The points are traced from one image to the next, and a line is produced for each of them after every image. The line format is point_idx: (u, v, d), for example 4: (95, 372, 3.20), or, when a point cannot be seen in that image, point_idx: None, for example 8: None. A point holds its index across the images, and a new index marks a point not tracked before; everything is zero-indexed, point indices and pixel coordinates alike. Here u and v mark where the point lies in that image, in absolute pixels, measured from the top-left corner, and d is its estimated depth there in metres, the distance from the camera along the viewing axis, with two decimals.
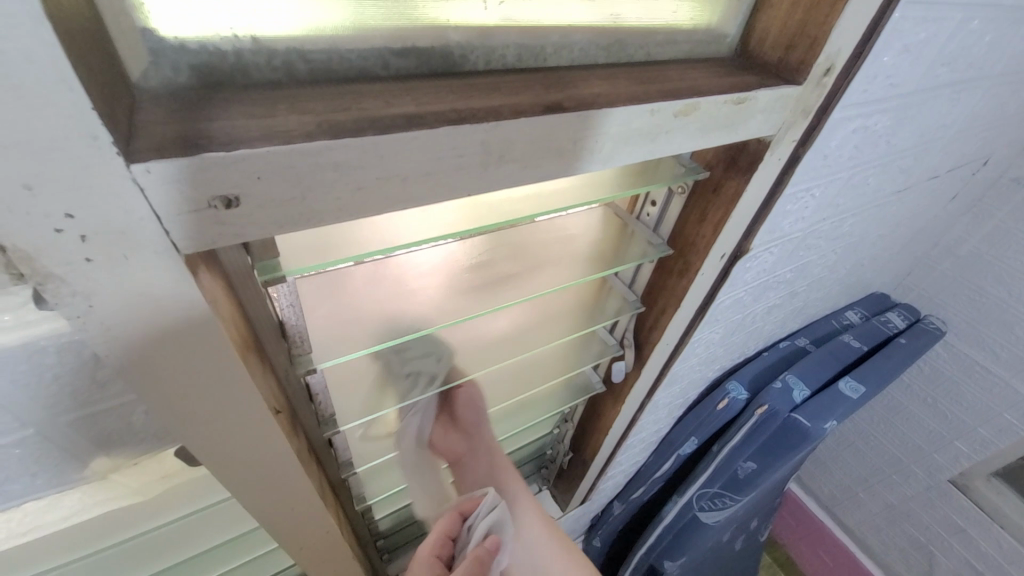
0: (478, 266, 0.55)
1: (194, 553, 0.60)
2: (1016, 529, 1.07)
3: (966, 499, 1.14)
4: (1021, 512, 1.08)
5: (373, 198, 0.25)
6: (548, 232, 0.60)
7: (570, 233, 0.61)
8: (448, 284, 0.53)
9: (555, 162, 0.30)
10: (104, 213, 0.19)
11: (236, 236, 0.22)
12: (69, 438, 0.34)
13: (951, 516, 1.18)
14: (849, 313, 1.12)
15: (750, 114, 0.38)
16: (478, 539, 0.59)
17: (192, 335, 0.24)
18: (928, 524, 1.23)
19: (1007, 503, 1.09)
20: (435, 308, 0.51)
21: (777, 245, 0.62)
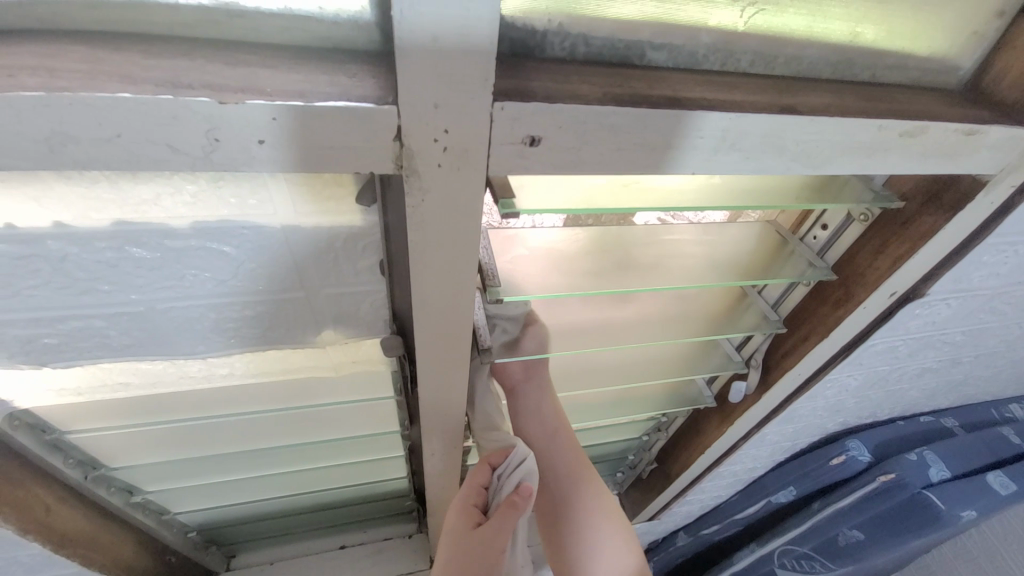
0: (619, 250, 0.57)
1: (336, 436, 0.72)
2: None
3: None
4: None
5: (625, 160, 0.30)
6: (695, 234, 0.60)
7: (721, 238, 0.60)
8: (588, 260, 0.56)
9: (774, 158, 0.33)
10: (465, 133, 0.26)
11: (525, 168, 0.29)
12: (319, 307, 0.45)
13: None
14: (1017, 406, 0.97)
15: (976, 147, 0.38)
16: (509, 490, 0.59)
17: (461, 239, 0.32)
18: None
19: None
20: (591, 277, 0.55)
21: (958, 298, 0.57)
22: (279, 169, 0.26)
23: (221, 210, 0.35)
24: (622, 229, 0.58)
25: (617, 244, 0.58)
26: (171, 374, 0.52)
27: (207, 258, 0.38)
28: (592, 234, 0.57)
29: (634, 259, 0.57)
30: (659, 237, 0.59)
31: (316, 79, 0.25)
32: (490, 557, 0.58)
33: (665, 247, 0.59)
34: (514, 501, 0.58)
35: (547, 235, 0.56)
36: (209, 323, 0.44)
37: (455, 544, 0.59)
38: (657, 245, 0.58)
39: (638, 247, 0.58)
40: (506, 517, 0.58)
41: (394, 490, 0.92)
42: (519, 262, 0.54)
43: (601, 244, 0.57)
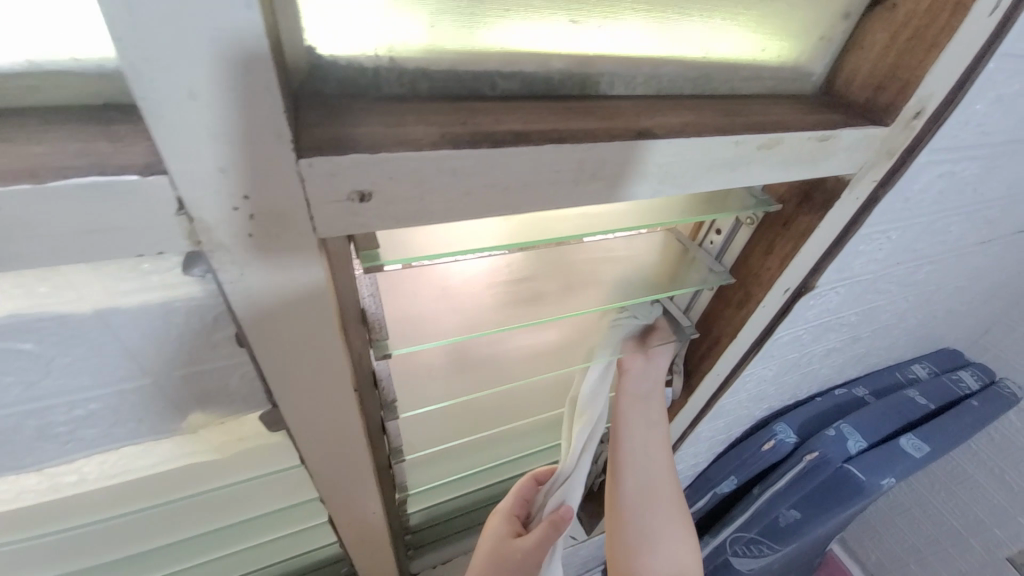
0: (524, 278, 0.55)
1: (247, 516, 0.64)
2: None
3: None
4: None
5: (479, 204, 0.27)
6: (600, 252, 0.59)
7: (626, 253, 0.60)
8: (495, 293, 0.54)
9: (641, 184, 0.32)
10: (272, 197, 0.22)
11: (362, 225, 0.25)
12: (177, 391, 0.39)
13: None
14: (915, 366, 1.06)
15: (832, 151, 0.39)
16: (551, 507, 0.59)
17: (307, 309, 0.28)
18: None
19: None
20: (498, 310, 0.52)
21: (846, 285, 0.60)
22: (26, 265, 0.20)
23: (6, 304, 0.29)
24: (534, 255, 0.57)
25: (529, 270, 0.56)
26: (3, 493, 0.42)
27: (3, 361, 0.31)
28: (509, 263, 0.56)
29: (542, 284, 0.55)
30: (569, 258, 0.58)
31: (61, 149, 0.20)
32: (519, 574, 0.57)
33: (573, 268, 0.58)
34: (551, 522, 0.57)
35: (471, 266, 0.54)
36: (32, 432, 0.36)
37: (491, 553, 0.60)
38: (567, 267, 0.57)
39: (549, 272, 0.56)
40: (540, 538, 0.57)
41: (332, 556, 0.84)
42: (434, 298, 0.51)
43: (514, 272, 0.55)
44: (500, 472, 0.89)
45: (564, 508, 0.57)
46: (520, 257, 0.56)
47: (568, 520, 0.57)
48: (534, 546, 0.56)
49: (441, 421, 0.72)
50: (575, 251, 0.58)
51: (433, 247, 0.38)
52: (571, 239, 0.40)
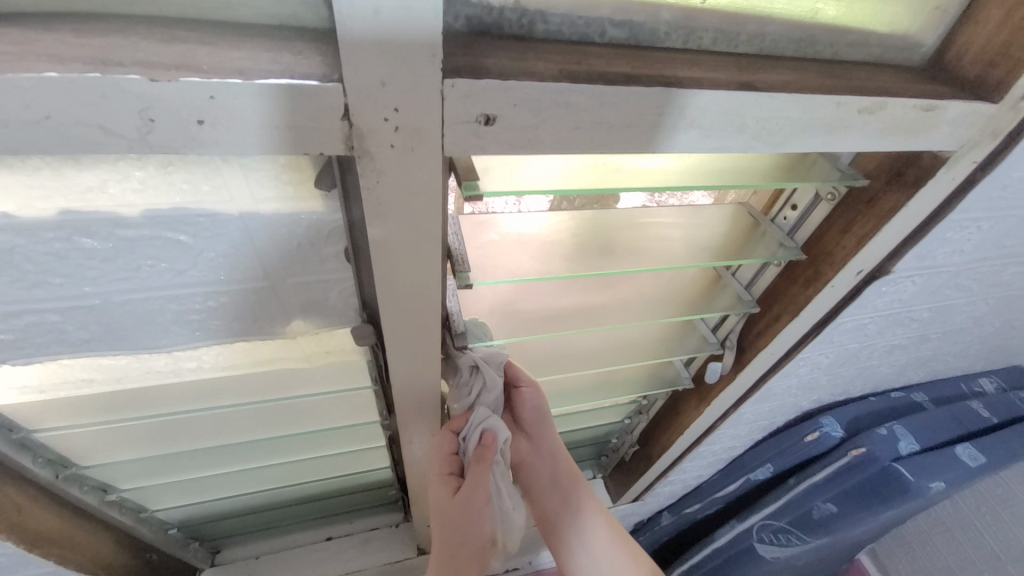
0: (593, 235, 0.57)
1: (315, 428, 0.71)
2: None
3: None
4: None
5: (584, 139, 0.30)
6: (669, 216, 0.60)
7: (695, 221, 0.60)
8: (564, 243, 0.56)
9: (735, 137, 0.33)
10: (417, 111, 0.25)
11: (482, 148, 0.28)
12: (286, 296, 0.44)
13: None
14: (984, 380, 1.01)
15: (934, 124, 0.38)
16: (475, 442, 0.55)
17: (420, 222, 0.32)
18: None
19: None
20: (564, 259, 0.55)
21: (922, 275, 0.58)
22: (222, 150, 0.25)
23: (175, 197, 0.34)
24: (605, 213, 0.59)
25: (598, 227, 0.58)
26: (137, 369, 0.50)
27: (163, 247, 0.37)
28: (581, 218, 0.58)
29: (610, 242, 0.57)
30: (640, 220, 0.59)
31: (258, 56, 0.24)
32: (471, 515, 0.55)
33: (642, 229, 0.59)
34: (485, 455, 0.54)
35: (532, 219, 0.56)
36: (171, 315, 0.43)
37: (444, 515, 0.56)
38: (637, 227, 0.59)
39: (620, 230, 0.58)
40: (477, 474, 0.54)
41: (378, 480, 0.92)
42: (502, 247, 0.54)
43: (584, 227, 0.58)
44: None
45: (489, 435, 0.54)
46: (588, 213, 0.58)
47: (495, 441, 0.55)
48: (475, 483, 0.54)
49: None
50: (646, 214, 0.59)
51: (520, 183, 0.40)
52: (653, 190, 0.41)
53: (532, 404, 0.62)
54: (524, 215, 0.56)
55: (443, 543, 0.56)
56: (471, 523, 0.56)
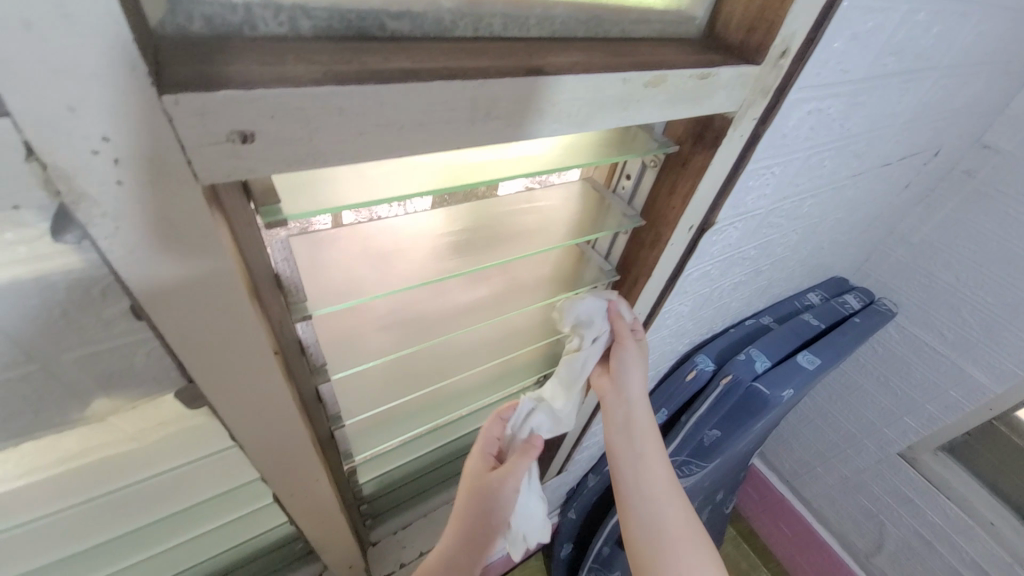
0: (453, 234, 0.56)
1: (182, 506, 0.61)
2: (958, 497, 1.16)
3: (914, 471, 1.24)
4: (965, 483, 1.16)
5: (373, 143, 0.27)
6: (519, 204, 0.61)
7: (546, 205, 0.62)
8: (421, 250, 0.54)
9: (536, 123, 0.33)
10: (137, 138, 0.21)
11: (249, 169, 0.24)
12: (73, 376, 0.36)
13: (900, 486, 1.28)
14: (812, 294, 1.20)
15: (712, 90, 0.42)
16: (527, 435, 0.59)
17: (200, 265, 0.27)
18: (880, 494, 1.33)
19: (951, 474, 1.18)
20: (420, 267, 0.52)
21: (741, 220, 0.67)
22: None
23: None
24: (483, 203, 0.60)
25: (478, 219, 0.59)
26: None
27: None
28: (468, 211, 0.58)
29: (471, 237, 0.57)
30: (512, 205, 0.61)
31: None
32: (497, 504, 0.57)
33: (513, 215, 0.60)
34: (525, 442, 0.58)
35: (420, 218, 0.55)
36: None
37: (470, 497, 0.58)
38: (511, 213, 0.60)
39: (494, 220, 0.59)
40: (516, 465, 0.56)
41: (285, 536, 0.83)
42: (382, 258, 0.52)
43: (464, 219, 0.58)
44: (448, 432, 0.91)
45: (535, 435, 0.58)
46: (457, 210, 0.58)
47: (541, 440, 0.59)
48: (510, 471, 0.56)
49: (384, 376, 0.67)
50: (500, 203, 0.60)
51: (339, 200, 0.36)
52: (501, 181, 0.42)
53: (633, 368, 0.63)
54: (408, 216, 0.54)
55: (462, 520, 0.59)
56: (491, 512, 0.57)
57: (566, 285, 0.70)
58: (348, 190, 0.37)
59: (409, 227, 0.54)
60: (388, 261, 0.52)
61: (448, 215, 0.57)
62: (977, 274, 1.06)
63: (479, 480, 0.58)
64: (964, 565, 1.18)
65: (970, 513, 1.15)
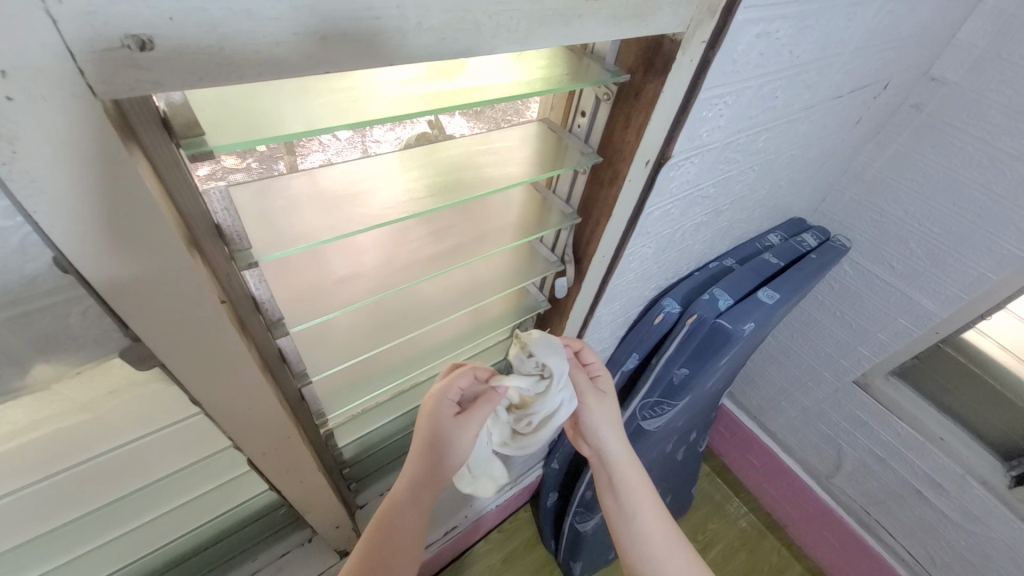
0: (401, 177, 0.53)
1: (155, 480, 0.60)
2: (909, 417, 1.26)
3: (867, 396, 1.33)
4: (911, 402, 1.26)
5: (295, 56, 0.25)
6: (472, 147, 0.59)
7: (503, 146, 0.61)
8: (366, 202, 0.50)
9: (475, 38, 0.32)
10: (20, 42, 0.19)
11: (155, 83, 0.23)
12: (2, 339, 0.34)
13: (855, 411, 1.37)
14: (771, 236, 1.24)
15: (655, 7, 0.41)
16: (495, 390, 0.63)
17: (123, 199, 0.26)
18: (837, 420, 1.43)
19: (899, 395, 1.28)
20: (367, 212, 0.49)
21: (698, 155, 0.67)
22: None
23: None
24: (434, 147, 0.57)
25: (432, 163, 0.56)
26: None
27: None
28: (422, 154, 0.56)
29: (422, 183, 0.54)
30: (468, 147, 0.59)
31: None
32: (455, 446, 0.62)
33: (473, 157, 0.58)
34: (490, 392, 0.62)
35: (381, 160, 0.53)
36: None
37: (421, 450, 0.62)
38: (472, 156, 0.58)
39: (456, 162, 0.57)
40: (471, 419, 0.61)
41: (269, 505, 0.84)
42: (337, 200, 0.49)
43: (418, 163, 0.55)
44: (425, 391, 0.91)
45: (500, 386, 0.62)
46: (404, 154, 0.55)
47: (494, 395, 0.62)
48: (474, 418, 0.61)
49: (351, 332, 0.66)
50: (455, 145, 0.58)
51: (283, 125, 0.34)
52: (452, 109, 0.40)
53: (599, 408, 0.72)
54: (372, 158, 0.53)
55: (418, 459, 0.62)
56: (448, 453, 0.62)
57: (530, 229, 0.69)
58: (297, 117, 0.35)
59: (369, 169, 0.52)
60: (344, 203, 0.49)
61: (406, 157, 0.55)
62: (923, 206, 1.11)
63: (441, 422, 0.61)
64: (912, 475, 1.29)
65: (917, 428, 1.24)
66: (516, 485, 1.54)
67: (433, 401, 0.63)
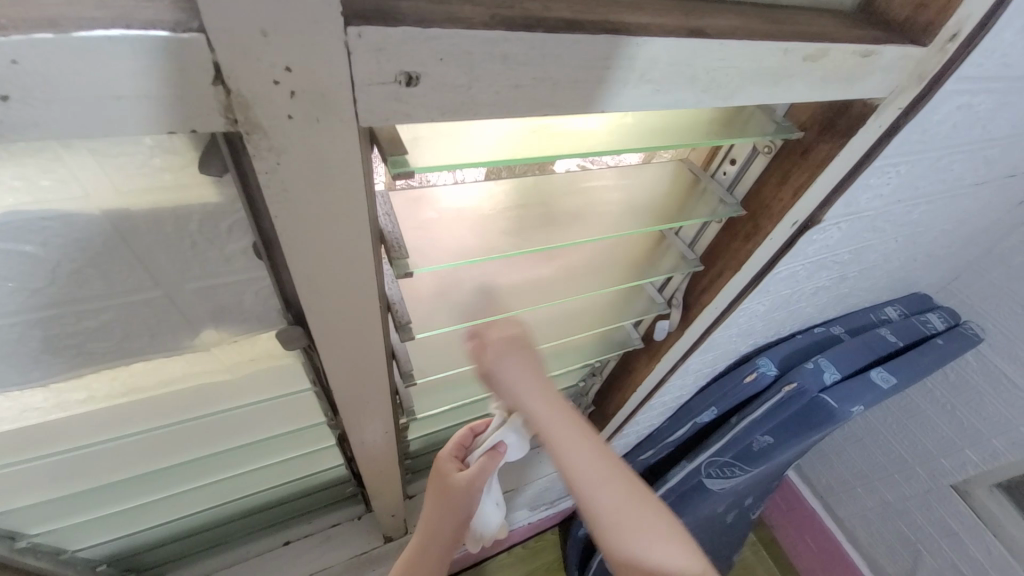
0: (529, 202, 0.53)
1: (254, 439, 0.64)
2: (1002, 534, 1.10)
3: (964, 505, 1.17)
4: (1012, 519, 1.10)
5: (526, 98, 0.25)
6: (597, 182, 0.57)
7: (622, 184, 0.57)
8: (490, 225, 0.51)
9: (685, 90, 0.30)
10: (315, 69, 0.20)
11: (407, 114, 0.23)
12: (188, 306, 0.37)
13: (945, 518, 1.21)
14: (888, 309, 1.12)
15: (869, 70, 0.39)
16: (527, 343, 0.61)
17: (344, 213, 0.27)
18: (921, 524, 1.26)
19: (1002, 512, 1.12)
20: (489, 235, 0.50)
21: (847, 221, 0.61)
22: (43, 132, 0.18)
23: (7, 198, 0.26)
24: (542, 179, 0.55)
25: (536, 194, 0.54)
26: (11, 408, 0.42)
27: (3, 263, 0.29)
28: (519, 186, 0.54)
29: (531, 215, 0.53)
30: (582, 183, 0.56)
31: (81, 1, 0.18)
32: (459, 499, 0.64)
33: (590, 194, 0.56)
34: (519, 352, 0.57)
35: (469, 190, 0.52)
36: (38, 343, 0.35)
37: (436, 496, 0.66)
38: (585, 194, 0.56)
39: (564, 198, 0.55)
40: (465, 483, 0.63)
41: (334, 478, 0.87)
42: (454, 225, 0.49)
43: (520, 195, 0.53)
44: (499, 403, 0.91)
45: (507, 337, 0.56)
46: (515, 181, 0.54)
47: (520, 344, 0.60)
48: (473, 474, 0.63)
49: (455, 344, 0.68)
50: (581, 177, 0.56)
51: (455, 156, 0.35)
52: (618, 153, 0.40)
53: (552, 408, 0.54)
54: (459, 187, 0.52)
55: (433, 509, 0.67)
56: (453, 505, 0.65)
57: (640, 271, 0.67)
58: (460, 148, 0.36)
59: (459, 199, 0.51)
60: (478, 224, 0.51)
61: (496, 187, 0.53)
62: None
63: (444, 478, 0.65)
64: None
65: (1014, 552, 1.08)
66: (551, 508, 1.51)
67: (442, 458, 0.68)
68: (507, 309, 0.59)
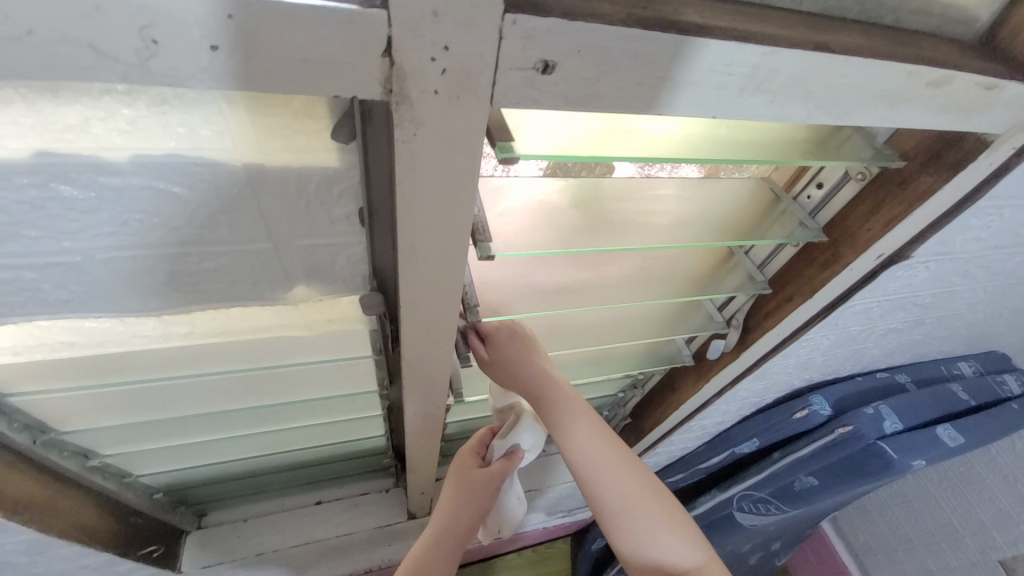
0: (601, 203, 0.54)
1: (311, 396, 0.69)
2: None
3: None
4: None
5: (646, 96, 0.27)
6: (663, 191, 0.56)
7: (688, 197, 0.56)
8: (562, 218, 0.53)
9: (800, 104, 0.30)
10: (468, 50, 0.22)
11: (534, 100, 0.25)
12: (289, 260, 0.41)
13: None
14: (962, 364, 1.04)
15: (992, 103, 0.37)
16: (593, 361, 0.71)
17: (457, 189, 0.29)
18: None
19: None
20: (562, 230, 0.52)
21: (937, 261, 0.58)
22: (236, 84, 0.21)
23: (168, 142, 0.30)
24: (595, 183, 0.54)
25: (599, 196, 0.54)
26: (123, 333, 0.46)
27: (153, 200, 0.33)
28: (586, 185, 0.54)
29: (587, 216, 0.53)
30: (646, 191, 0.55)
31: None
32: (484, 493, 0.66)
33: (653, 203, 0.55)
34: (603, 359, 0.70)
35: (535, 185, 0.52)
36: (161, 276, 0.39)
37: (454, 494, 0.67)
38: (653, 201, 0.55)
39: (625, 203, 0.55)
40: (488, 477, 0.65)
41: (371, 448, 0.91)
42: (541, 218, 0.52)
43: (585, 196, 0.54)
44: None
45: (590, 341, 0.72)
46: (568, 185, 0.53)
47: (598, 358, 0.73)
48: (497, 470, 0.64)
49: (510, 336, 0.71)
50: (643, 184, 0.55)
51: (560, 147, 0.37)
52: (712, 162, 0.40)
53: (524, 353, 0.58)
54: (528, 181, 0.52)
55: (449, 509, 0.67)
56: (476, 495, 0.66)
57: (700, 286, 0.66)
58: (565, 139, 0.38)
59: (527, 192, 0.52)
60: (553, 217, 0.52)
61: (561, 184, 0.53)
62: None
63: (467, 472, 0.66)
64: None
65: None
66: (569, 516, 1.49)
67: (464, 453, 0.69)
68: (567, 307, 0.61)
